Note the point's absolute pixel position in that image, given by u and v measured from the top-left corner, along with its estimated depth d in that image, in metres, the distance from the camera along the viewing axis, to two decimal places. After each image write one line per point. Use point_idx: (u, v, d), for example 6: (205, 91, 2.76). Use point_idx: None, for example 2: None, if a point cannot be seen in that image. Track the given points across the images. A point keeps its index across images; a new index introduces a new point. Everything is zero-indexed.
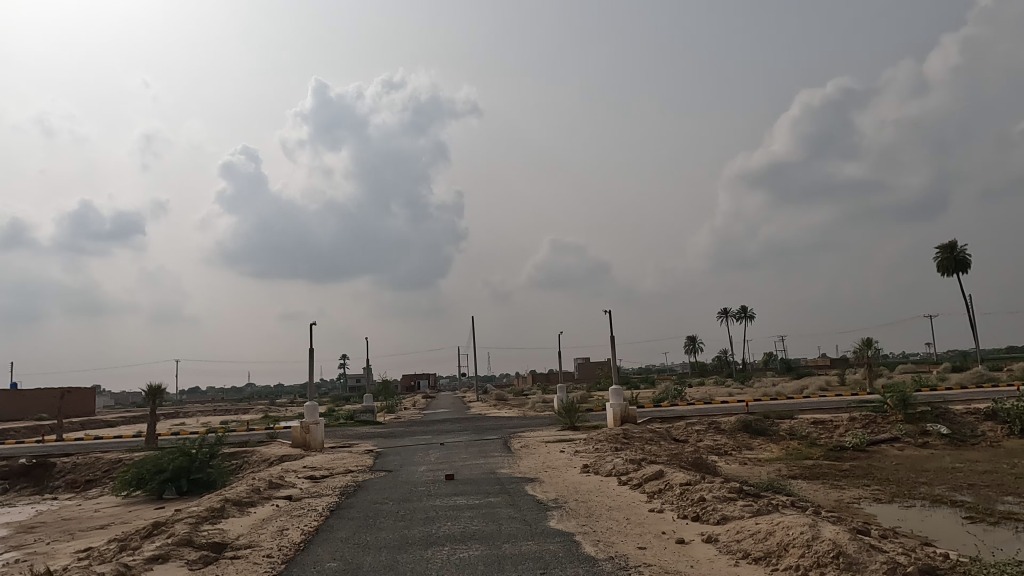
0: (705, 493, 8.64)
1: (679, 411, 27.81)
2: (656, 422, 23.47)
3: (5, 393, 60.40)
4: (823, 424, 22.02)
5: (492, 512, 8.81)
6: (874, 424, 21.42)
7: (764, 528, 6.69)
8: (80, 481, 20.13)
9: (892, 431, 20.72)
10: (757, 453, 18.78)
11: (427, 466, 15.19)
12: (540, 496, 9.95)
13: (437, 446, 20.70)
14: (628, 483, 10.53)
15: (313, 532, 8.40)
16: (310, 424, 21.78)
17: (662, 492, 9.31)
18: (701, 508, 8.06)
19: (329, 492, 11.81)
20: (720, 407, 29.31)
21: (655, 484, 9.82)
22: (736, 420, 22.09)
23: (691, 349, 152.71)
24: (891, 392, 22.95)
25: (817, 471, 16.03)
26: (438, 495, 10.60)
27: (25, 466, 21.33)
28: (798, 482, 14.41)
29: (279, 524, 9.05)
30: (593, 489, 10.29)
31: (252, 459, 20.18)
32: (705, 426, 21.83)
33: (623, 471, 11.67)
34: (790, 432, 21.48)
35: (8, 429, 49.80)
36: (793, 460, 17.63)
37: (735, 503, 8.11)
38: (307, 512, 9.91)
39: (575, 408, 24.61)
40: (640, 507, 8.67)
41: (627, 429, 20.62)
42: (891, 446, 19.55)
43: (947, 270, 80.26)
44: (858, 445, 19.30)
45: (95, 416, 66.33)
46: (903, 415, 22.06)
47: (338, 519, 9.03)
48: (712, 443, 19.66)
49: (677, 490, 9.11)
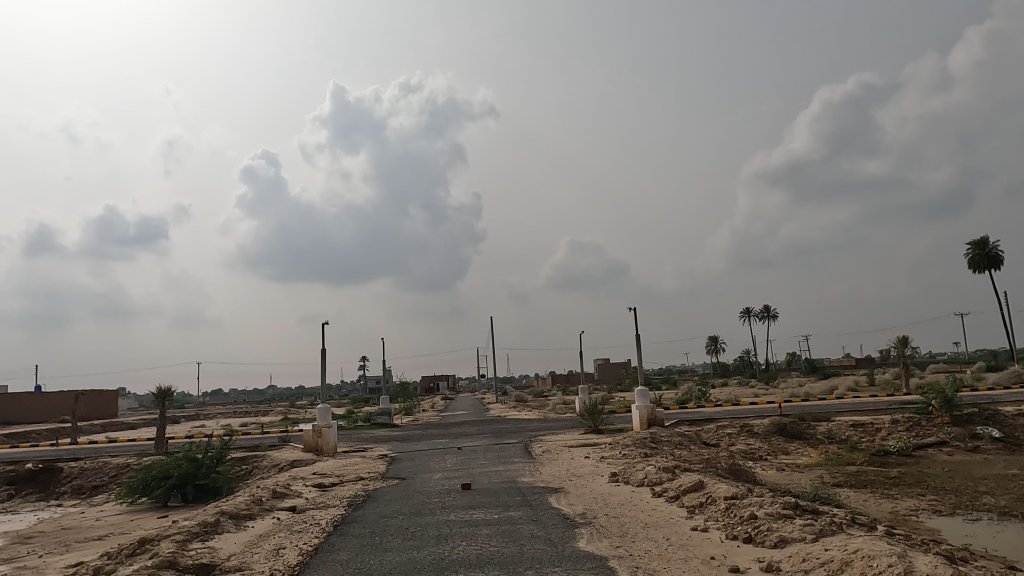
0: (756, 508, 7.55)
1: (705, 413, 26.60)
2: (684, 424, 22.32)
3: (28, 395, 60.91)
4: (864, 426, 20.71)
5: (513, 531, 7.82)
6: (919, 427, 20.06)
7: (839, 557, 5.61)
8: (86, 487, 19.48)
9: (940, 434, 19.36)
10: (794, 458, 17.59)
11: (442, 474, 14.24)
12: (567, 510, 8.93)
13: (454, 451, 19.81)
14: (664, 495, 9.45)
15: (311, 553, 7.47)
16: (321, 430, 20.82)
17: (705, 507, 8.23)
18: (753, 527, 6.99)
19: (336, 503, 10.91)
20: (749, 409, 28.01)
21: (694, 497, 8.74)
22: (770, 422, 20.87)
23: (713, 349, 151.16)
24: (935, 391, 21.56)
25: (863, 478, 14.84)
26: (453, 509, 9.63)
27: (32, 471, 20.75)
28: (845, 491, 13.24)
29: (275, 542, 8.16)
30: (625, 502, 9.22)
31: (262, 464, 19.40)
32: (737, 429, 20.65)
33: (657, 481, 10.58)
34: (829, 435, 20.24)
35: (32, 430, 50.30)
36: (835, 466, 16.43)
37: (793, 521, 7.02)
38: (309, 527, 9.00)
39: (598, 409, 23.59)
40: (681, 525, 7.62)
41: (655, 432, 19.56)
42: (940, 450, 18.22)
43: (979, 266, 77.75)
44: (903, 449, 18.03)
45: (116, 417, 66.88)
46: (950, 417, 20.70)
47: (342, 536, 8.11)
48: (746, 447, 18.51)
49: (721, 504, 8.04)
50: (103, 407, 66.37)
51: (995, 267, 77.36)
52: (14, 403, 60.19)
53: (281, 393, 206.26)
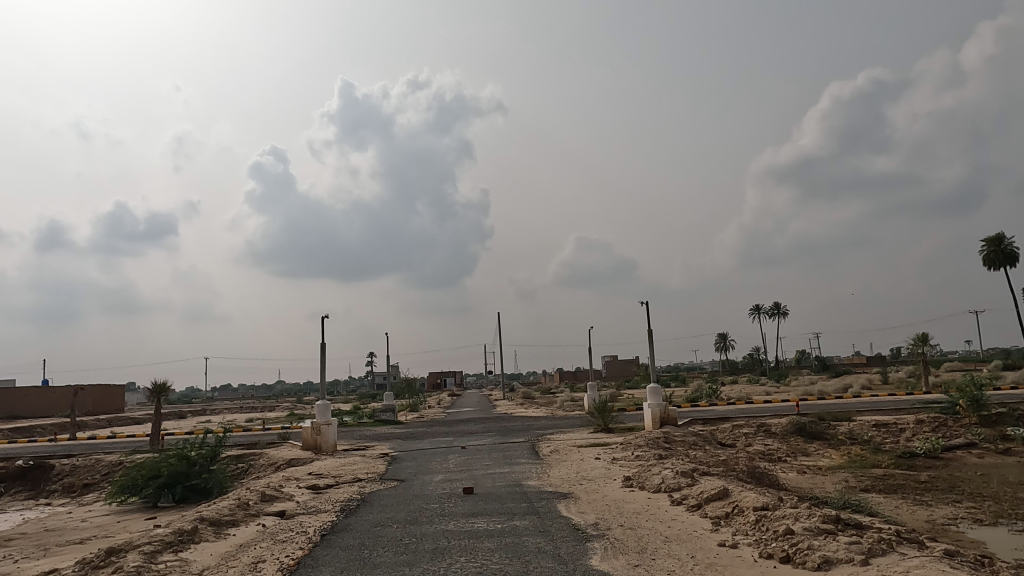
0: (790, 522, 6.69)
1: (720, 412, 25.73)
2: (697, 423, 21.52)
3: (37, 390, 60.80)
4: (887, 426, 19.81)
5: (518, 544, 7.01)
6: (946, 427, 19.14)
7: None
8: (78, 485, 18.81)
9: (968, 435, 18.42)
10: (816, 459, 16.70)
11: (444, 476, 13.44)
12: (577, 520, 8.11)
13: (458, 450, 19.08)
14: (684, 504, 8.60)
15: (292, 568, 6.68)
16: (321, 424, 20.27)
17: (731, 519, 7.39)
18: (791, 544, 6.15)
19: (327, 508, 10.11)
20: (765, 407, 27.12)
21: (718, 507, 7.87)
22: (788, 421, 20.01)
23: (722, 347, 149.71)
24: (962, 391, 20.64)
25: (892, 482, 13.95)
26: (452, 517, 8.82)
27: (23, 468, 20.14)
28: (874, 497, 12.37)
29: (255, 554, 7.38)
30: (641, 511, 8.37)
31: (258, 463, 18.68)
32: (754, 429, 19.80)
33: (676, 487, 9.71)
34: (850, 435, 19.37)
35: (37, 425, 49.88)
36: (860, 468, 15.58)
37: (837, 539, 6.15)
38: (294, 536, 8.21)
39: (608, 408, 22.76)
40: (706, 539, 6.78)
41: (667, 432, 18.79)
42: (969, 452, 17.30)
43: (995, 263, 76.16)
44: (931, 451, 17.11)
45: (122, 412, 66.83)
46: (977, 417, 19.78)
47: (328, 549, 7.31)
48: (764, 447, 17.67)
49: (751, 516, 7.18)
50: (111, 402, 66.29)
51: (1011, 264, 75.79)
52: (21, 396, 60.01)
53: (289, 389, 206.34)
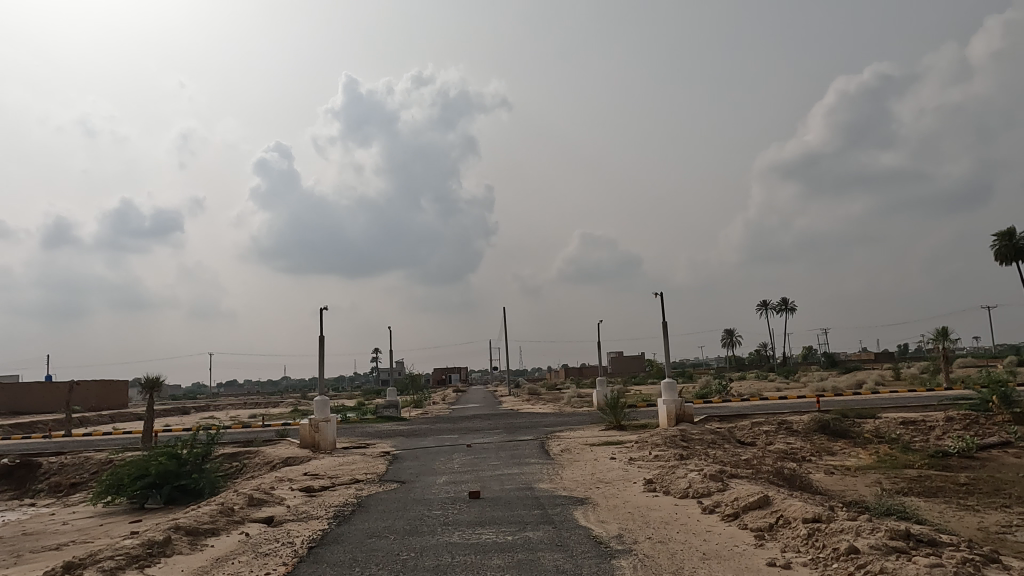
0: (852, 538, 5.72)
1: (736, 409, 24.72)
2: (715, 420, 20.54)
3: (40, 386, 60.25)
4: (915, 424, 18.77)
5: (533, 562, 6.06)
6: (978, 424, 18.11)
7: None
8: (64, 484, 17.98)
9: (1004, 433, 17.38)
10: (843, 459, 15.70)
11: (449, 477, 12.53)
12: (598, 532, 7.16)
13: (463, 448, 18.21)
14: (719, 512, 7.64)
15: None
16: (320, 422, 19.37)
17: (778, 532, 6.44)
18: (859, 567, 5.18)
19: (320, 514, 9.18)
20: (784, 404, 26.05)
21: (760, 517, 6.93)
22: (811, 419, 19.01)
23: (728, 343, 148.54)
24: (994, 388, 19.61)
25: (929, 485, 12.95)
26: (456, 527, 7.87)
27: (9, 467, 19.32)
28: (915, 502, 11.38)
29: (232, 570, 6.46)
30: (670, 521, 7.42)
31: (253, 463, 17.81)
32: (775, 427, 18.79)
33: (706, 493, 8.75)
34: (877, 433, 18.38)
35: (38, 422, 49.12)
36: (892, 468, 14.57)
37: (913, 561, 5.18)
38: (279, 548, 7.29)
39: (620, 404, 21.78)
40: (751, 557, 5.82)
41: (684, 429, 17.86)
42: (1005, 452, 16.27)
43: (1006, 258, 75.04)
44: (965, 450, 16.10)
45: (125, 408, 66.31)
46: (1010, 415, 18.72)
47: (314, 565, 6.38)
48: (786, 446, 16.70)
49: (801, 530, 6.22)
50: (114, 399, 65.65)
51: None
52: (25, 393, 59.45)
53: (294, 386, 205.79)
